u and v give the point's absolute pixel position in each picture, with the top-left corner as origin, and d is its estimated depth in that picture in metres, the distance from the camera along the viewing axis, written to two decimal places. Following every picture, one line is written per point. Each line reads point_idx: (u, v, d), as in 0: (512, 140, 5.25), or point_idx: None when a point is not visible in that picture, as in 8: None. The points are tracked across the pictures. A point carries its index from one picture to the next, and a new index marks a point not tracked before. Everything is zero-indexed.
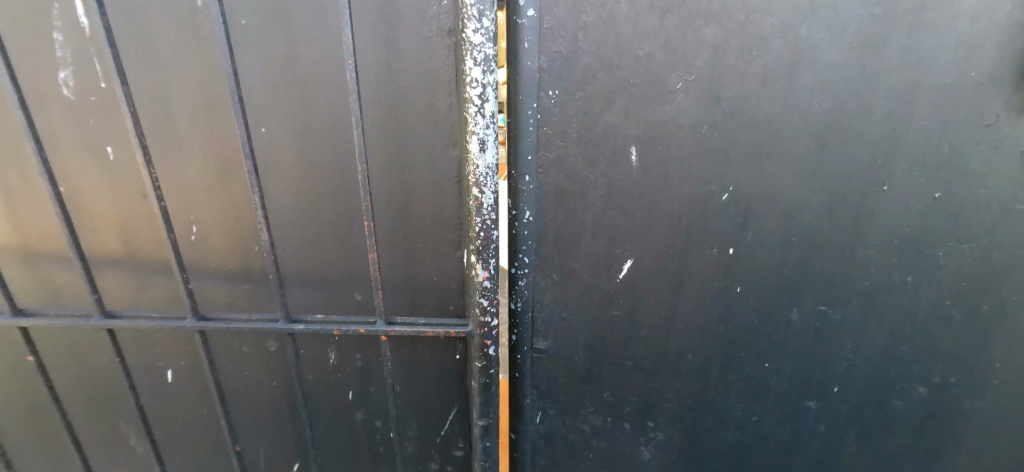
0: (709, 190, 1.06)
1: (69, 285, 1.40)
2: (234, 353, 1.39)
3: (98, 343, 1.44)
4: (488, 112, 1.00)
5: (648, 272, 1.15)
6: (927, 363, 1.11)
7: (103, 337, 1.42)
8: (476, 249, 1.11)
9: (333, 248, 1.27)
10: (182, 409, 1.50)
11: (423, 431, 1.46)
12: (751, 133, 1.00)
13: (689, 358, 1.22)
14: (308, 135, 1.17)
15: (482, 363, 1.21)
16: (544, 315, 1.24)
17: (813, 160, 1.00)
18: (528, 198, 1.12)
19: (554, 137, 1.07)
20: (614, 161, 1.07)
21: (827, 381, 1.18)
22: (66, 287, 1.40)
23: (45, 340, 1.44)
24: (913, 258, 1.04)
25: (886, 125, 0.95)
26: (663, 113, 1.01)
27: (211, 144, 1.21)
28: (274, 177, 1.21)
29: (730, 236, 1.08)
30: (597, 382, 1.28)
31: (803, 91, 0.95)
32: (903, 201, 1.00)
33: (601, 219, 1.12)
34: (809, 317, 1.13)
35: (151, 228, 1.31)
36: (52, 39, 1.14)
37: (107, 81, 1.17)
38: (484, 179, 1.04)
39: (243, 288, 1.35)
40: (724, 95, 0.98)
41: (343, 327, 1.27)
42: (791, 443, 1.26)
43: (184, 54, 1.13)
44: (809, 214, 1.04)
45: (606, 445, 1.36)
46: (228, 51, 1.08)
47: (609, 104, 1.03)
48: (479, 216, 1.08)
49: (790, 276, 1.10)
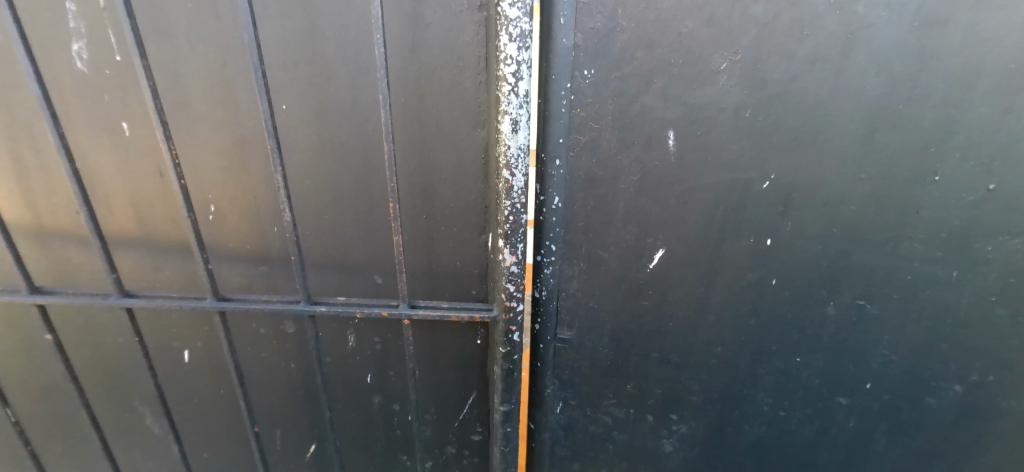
0: (748, 178, 1.02)
1: (85, 263, 1.39)
2: (252, 336, 1.38)
3: (115, 323, 1.43)
4: (521, 92, 0.96)
5: (679, 262, 1.12)
6: (967, 362, 1.07)
7: (121, 317, 1.42)
8: (504, 233, 1.07)
9: (355, 232, 1.25)
10: (199, 391, 1.50)
11: (440, 418, 1.44)
12: (796, 117, 0.96)
13: (717, 350, 1.19)
14: (329, 113, 1.13)
15: (506, 348, 1.18)
16: (569, 304, 1.22)
17: (860, 148, 0.95)
18: (557, 183, 1.08)
19: (587, 120, 1.02)
20: (649, 146, 1.03)
21: (859, 377, 1.15)
22: (83, 265, 1.39)
23: (62, 319, 1.43)
24: (960, 253, 0.99)
25: (940, 110, 0.90)
26: (703, 96, 0.97)
27: (229, 121, 1.18)
28: (294, 158, 1.18)
29: (767, 226, 1.05)
30: (621, 373, 1.27)
31: (855, 74, 0.91)
32: (954, 192, 0.95)
33: (633, 207, 1.09)
34: (845, 311, 1.09)
35: (168, 208, 1.30)
36: (66, 10, 1.10)
37: (123, 55, 1.13)
38: (514, 161, 1.00)
39: (261, 271, 1.34)
40: (770, 77, 0.93)
41: (366, 309, 1.21)
42: (818, 439, 1.24)
43: (202, 27, 1.08)
44: (852, 205, 1.00)
45: (626, 436, 1.34)
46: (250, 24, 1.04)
47: (647, 84, 0.98)
48: (507, 200, 1.04)
49: (828, 269, 1.06)
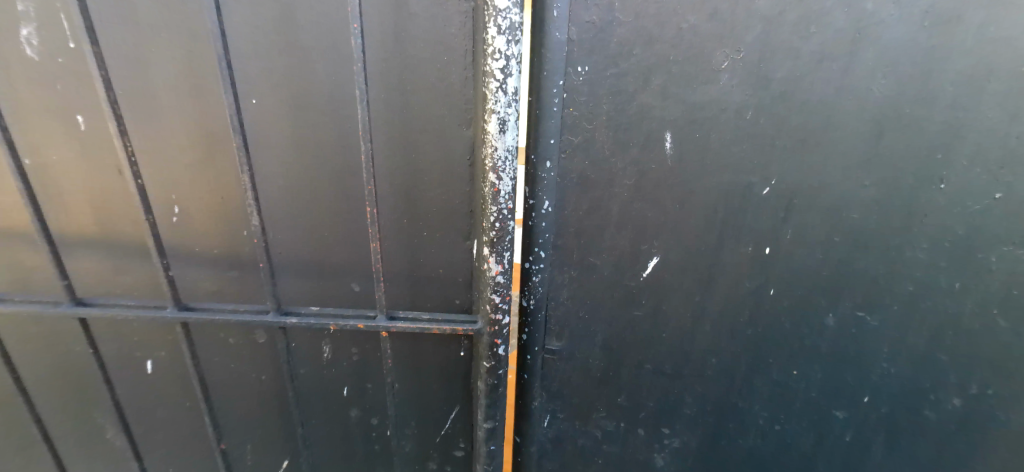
0: (749, 182, 0.97)
1: (35, 268, 1.27)
2: (218, 346, 1.28)
3: (68, 332, 1.31)
4: (510, 89, 0.89)
5: (676, 270, 1.07)
6: (968, 374, 1.04)
7: (75, 326, 1.30)
8: (489, 242, 1.01)
9: (331, 237, 1.17)
10: (163, 404, 1.40)
11: (422, 431, 1.37)
12: (800, 119, 0.91)
13: (713, 361, 1.14)
14: (303, 109, 1.05)
15: (491, 363, 1.12)
16: (559, 314, 1.15)
17: (866, 152, 0.91)
18: (547, 186, 1.02)
19: (581, 119, 0.96)
20: (647, 147, 0.97)
21: (857, 388, 1.11)
22: (32, 270, 1.27)
23: (8, 328, 1.31)
24: (964, 261, 0.96)
25: (949, 113, 0.87)
26: (704, 95, 0.92)
27: (194, 115, 1.08)
28: (264, 156, 1.09)
29: (768, 232, 1.00)
30: (613, 384, 1.21)
31: (861, 75, 0.86)
32: (959, 200, 0.92)
33: (628, 212, 1.03)
34: (845, 321, 1.05)
35: (124, 208, 1.19)
36: None
37: (76, 42, 1.03)
38: (502, 163, 0.94)
39: (229, 277, 1.24)
40: (774, 76, 0.89)
41: (342, 321, 1.14)
42: (815, 451, 1.20)
43: (164, 12, 0.99)
44: (855, 211, 0.96)
45: (617, 449, 1.29)
46: (215, 9, 0.95)
47: (644, 82, 0.92)
48: (494, 205, 0.97)
49: (830, 277, 1.02)
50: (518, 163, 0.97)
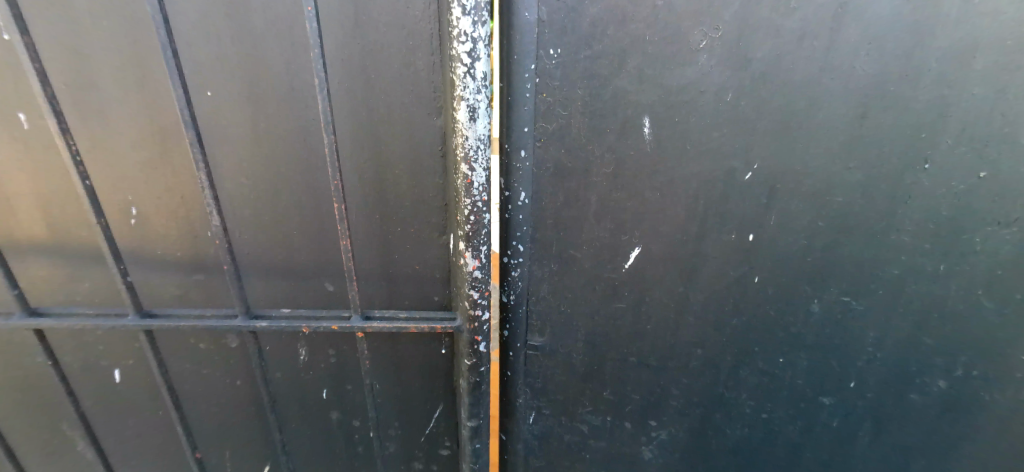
0: (730, 167, 0.93)
1: None
2: (186, 354, 1.23)
3: (25, 344, 1.24)
4: (479, 74, 0.84)
5: (658, 260, 1.03)
6: (952, 356, 1.03)
7: (31, 337, 1.23)
8: (465, 235, 0.96)
9: (299, 235, 1.11)
10: (133, 415, 1.34)
11: (405, 432, 1.33)
12: (782, 99, 0.87)
13: (699, 352, 1.12)
14: (262, 101, 0.99)
15: (471, 361, 1.08)
16: (539, 309, 1.12)
17: (850, 133, 0.88)
18: (523, 177, 0.98)
19: (556, 106, 0.92)
20: (624, 134, 0.93)
21: (844, 374, 1.09)
22: None
23: None
24: (949, 243, 0.94)
25: (936, 90, 0.83)
26: (683, 77, 0.87)
27: (143, 110, 1.02)
28: (224, 151, 1.03)
29: (751, 219, 0.97)
30: (597, 378, 1.18)
31: (844, 52, 0.83)
32: (945, 180, 0.89)
33: (607, 202, 0.99)
34: (831, 307, 1.03)
35: (74, 210, 1.11)
36: None
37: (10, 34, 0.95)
38: (474, 153, 0.89)
39: (194, 280, 1.19)
40: (754, 56, 0.85)
41: (314, 323, 1.09)
42: (802, 439, 1.19)
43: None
44: (839, 195, 0.93)
45: (605, 443, 1.26)
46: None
47: (619, 65, 0.88)
48: (467, 197, 0.92)
49: (815, 264, 1.00)
50: (491, 153, 0.92)
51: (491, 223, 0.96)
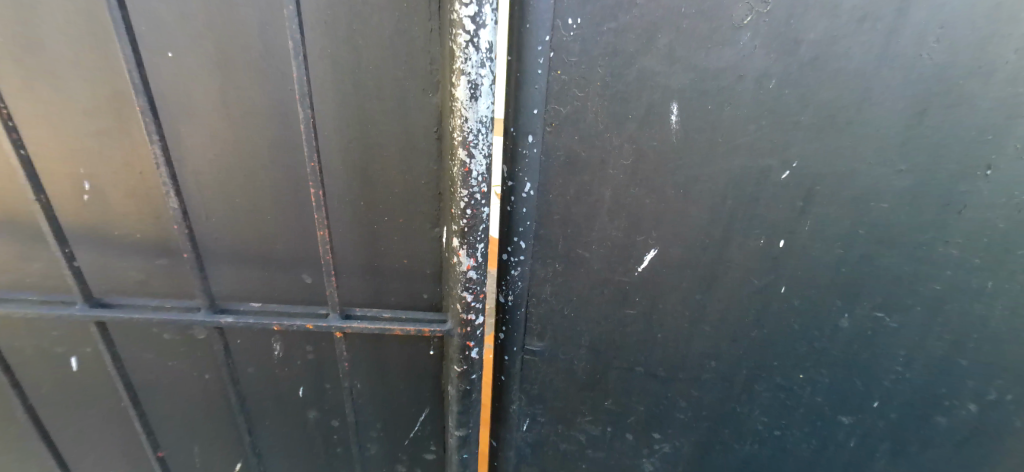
0: (765, 164, 0.82)
1: None
2: (148, 346, 1.12)
3: None
4: (483, 45, 0.71)
5: (674, 265, 0.93)
6: (987, 381, 0.95)
7: None
8: (460, 231, 0.85)
9: (272, 220, 0.99)
10: (92, 409, 1.23)
11: (388, 435, 1.24)
12: (831, 91, 0.76)
13: (711, 364, 1.03)
14: (231, 66, 0.86)
15: (462, 368, 0.98)
16: (540, 312, 1.01)
17: (907, 132, 0.77)
18: (529, 165, 0.86)
19: (570, 85, 0.79)
20: (647, 122, 0.81)
21: (867, 394, 1.01)
22: None
23: None
24: (999, 259, 0.84)
25: (1009, 86, 0.72)
26: (720, 59, 0.75)
27: (93, 72, 0.88)
28: (187, 123, 0.90)
29: (783, 223, 0.87)
30: (599, 388, 1.09)
31: (910, 38, 0.71)
32: (1006, 190, 0.79)
33: (622, 198, 0.88)
34: (861, 323, 0.94)
35: (12, 181, 0.98)
36: None
37: None
38: (474, 138, 0.77)
39: (156, 266, 1.07)
40: (805, 38, 0.73)
41: (286, 322, 0.97)
42: (814, 459, 1.11)
43: None
44: (885, 201, 0.82)
45: (602, 455, 1.18)
46: None
47: (648, 40, 0.75)
48: (464, 188, 0.81)
49: (848, 275, 0.90)
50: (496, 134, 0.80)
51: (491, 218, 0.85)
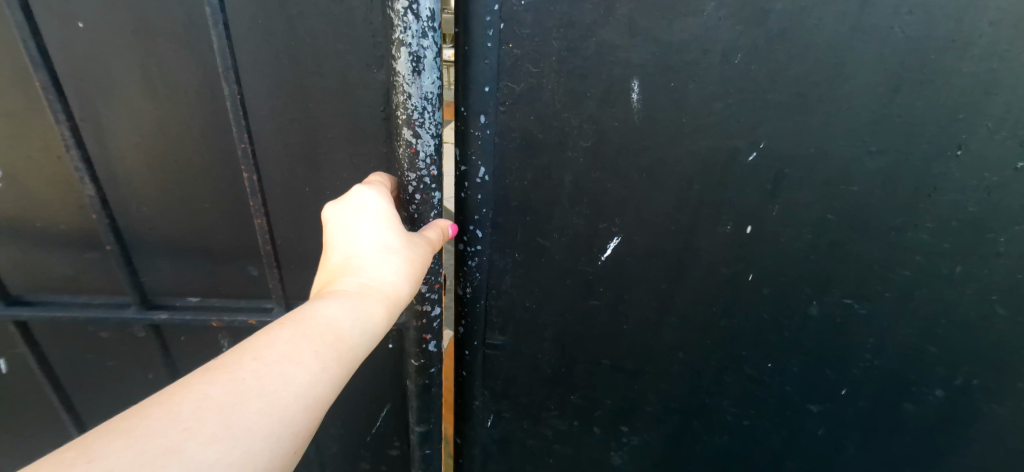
0: (733, 146, 0.77)
1: None
2: (95, 336, 1.08)
3: None
4: (424, 12, 0.63)
5: (639, 253, 0.89)
6: (953, 365, 0.93)
7: None
8: (408, 217, 0.76)
9: (202, 211, 0.95)
10: (37, 406, 1.18)
11: (348, 432, 1.19)
12: (801, 66, 0.70)
13: (679, 355, 1.00)
14: (151, 40, 0.78)
15: (421, 361, 0.91)
16: (501, 304, 0.97)
17: (879, 111, 0.73)
18: (482, 148, 0.79)
19: (524, 60, 0.74)
20: (608, 100, 0.76)
21: (836, 382, 0.99)
22: None
23: None
24: (970, 244, 0.82)
25: (984, 61, 0.68)
26: (684, 30, 0.69)
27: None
28: (111, 102, 0.84)
29: (751, 209, 0.83)
30: (565, 382, 1.05)
31: (886, 7, 0.65)
32: (975, 172, 0.76)
33: (584, 183, 0.83)
34: (831, 311, 0.91)
35: None
36: None
37: None
38: (419, 116, 0.69)
39: (86, 259, 1.00)
40: (774, 7, 0.66)
41: (227, 318, 0.98)
42: (783, 449, 1.09)
43: None
44: (857, 185, 0.79)
45: (570, 450, 1.15)
46: None
47: (606, 10, 0.69)
48: (411, 171, 0.73)
49: (817, 262, 0.87)
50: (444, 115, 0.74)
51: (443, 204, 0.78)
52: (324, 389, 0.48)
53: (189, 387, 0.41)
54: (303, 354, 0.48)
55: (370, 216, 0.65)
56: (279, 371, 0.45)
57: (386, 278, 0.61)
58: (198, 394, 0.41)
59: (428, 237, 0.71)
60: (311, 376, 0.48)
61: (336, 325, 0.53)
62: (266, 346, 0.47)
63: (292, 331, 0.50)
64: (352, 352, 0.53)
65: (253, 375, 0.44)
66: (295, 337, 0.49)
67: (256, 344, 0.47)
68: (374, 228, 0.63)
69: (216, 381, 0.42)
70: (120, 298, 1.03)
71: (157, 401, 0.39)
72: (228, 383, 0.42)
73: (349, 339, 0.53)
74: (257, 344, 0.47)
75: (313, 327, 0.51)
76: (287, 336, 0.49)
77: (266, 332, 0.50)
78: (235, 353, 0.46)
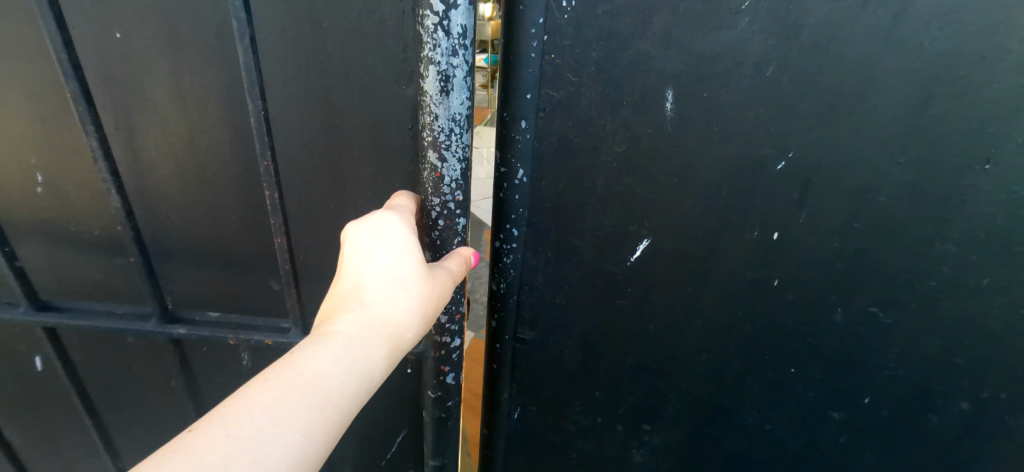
0: (761, 154, 0.80)
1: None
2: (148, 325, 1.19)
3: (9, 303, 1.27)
4: (454, 30, 0.63)
5: (666, 254, 0.92)
6: (976, 377, 0.93)
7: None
8: (431, 242, 0.78)
9: (230, 219, 1.07)
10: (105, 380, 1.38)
11: (380, 421, 1.26)
12: (831, 79, 0.73)
13: (702, 358, 1.02)
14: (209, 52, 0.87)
15: (438, 394, 0.94)
16: (531, 300, 1.01)
17: (905, 125, 0.75)
18: (522, 151, 0.85)
19: (564, 70, 0.78)
20: (642, 108, 0.79)
21: (856, 391, 1.00)
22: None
23: None
24: (998, 257, 0.82)
25: (1014, 77, 0.68)
26: (718, 44, 0.73)
27: (28, 57, 0.92)
28: (164, 113, 0.96)
29: (778, 216, 0.85)
30: (589, 377, 1.08)
31: (915, 25, 0.67)
32: (1008, 186, 0.75)
33: (614, 187, 0.87)
34: (855, 319, 0.93)
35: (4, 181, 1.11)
36: None
37: None
38: (446, 138, 0.70)
39: (117, 264, 1.18)
40: (807, 22, 0.69)
41: (245, 336, 1.14)
42: (803, 455, 1.11)
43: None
44: (883, 195, 0.81)
45: (592, 445, 1.18)
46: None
47: (643, 24, 0.73)
48: (435, 195, 0.74)
49: (845, 269, 0.88)
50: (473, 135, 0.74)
51: (467, 229, 0.79)
52: (312, 440, 0.53)
53: (186, 443, 0.46)
54: (294, 404, 0.53)
55: (382, 252, 0.69)
56: (270, 426, 0.50)
57: (387, 318, 0.66)
58: (193, 451, 0.46)
59: (449, 268, 0.74)
60: (298, 430, 0.52)
61: (329, 370, 0.58)
62: (262, 397, 0.52)
63: (288, 378, 0.55)
64: (342, 399, 0.58)
65: (243, 431, 0.49)
66: (288, 387, 0.54)
67: (252, 396, 0.52)
68: (385, 265, 0.69)
69: (208, 438, 0.47)
70: (145, 312, 1.22)
71: (168, 449, 0.46)
72: (221, 441, 0.47)
73: (340, 385, 0.58)
74: (253, 397, 0.52)
75: (309, 374, 0.56)
76: (282, 385, 0.54)
77: (268, 375, 0.55)
78: (232, 405, 0.51)
